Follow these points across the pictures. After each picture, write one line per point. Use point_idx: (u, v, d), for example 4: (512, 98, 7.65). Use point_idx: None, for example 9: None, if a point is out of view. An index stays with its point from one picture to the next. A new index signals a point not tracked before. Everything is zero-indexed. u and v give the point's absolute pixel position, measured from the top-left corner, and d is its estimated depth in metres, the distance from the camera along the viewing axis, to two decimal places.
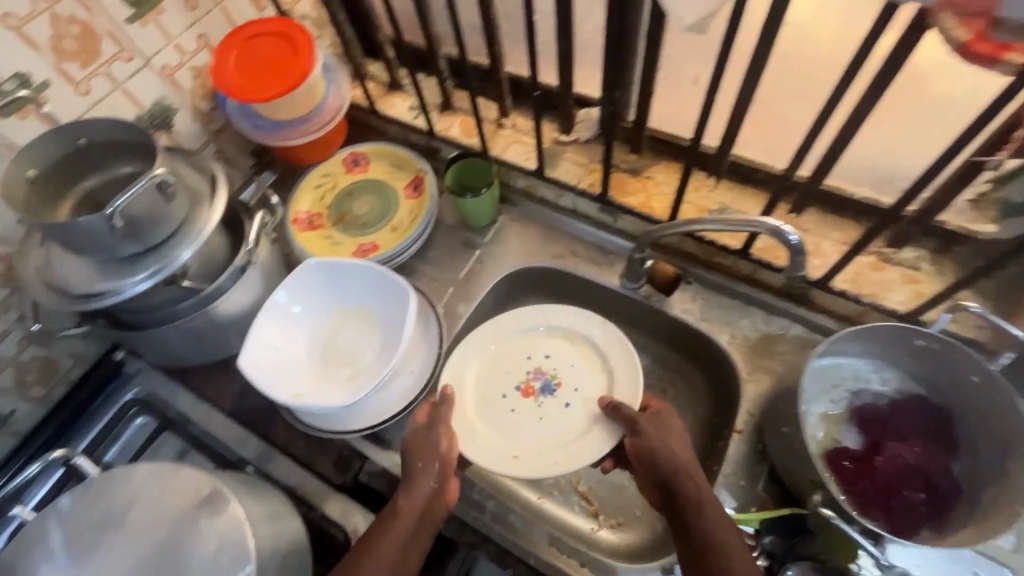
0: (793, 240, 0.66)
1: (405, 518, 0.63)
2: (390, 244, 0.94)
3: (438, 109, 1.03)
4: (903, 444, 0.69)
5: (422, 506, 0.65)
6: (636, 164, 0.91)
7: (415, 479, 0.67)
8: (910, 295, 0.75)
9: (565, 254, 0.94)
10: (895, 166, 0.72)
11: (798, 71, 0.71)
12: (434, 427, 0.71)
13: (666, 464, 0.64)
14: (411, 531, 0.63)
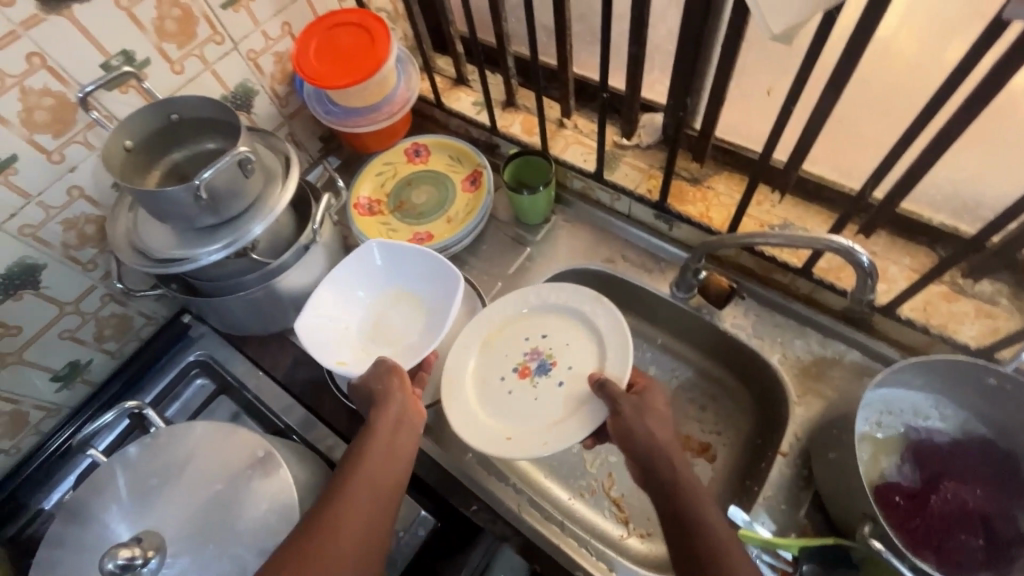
0: (864, 263, 0.64)
1: (376, 438, 0.65)
2: (444, 235, 0.96)
3: (500, 106, 1.05)
4: (964, 486, 0.65)
5: (392, 427, 0.66)
6: (698, 173, 0.89)
7: (381, 405, 0.68)
8: (983, 330, 0.71)
9: (615, 258, 0.94)
10: (980, 193, 0.68)
11: (882, 87, 0.68)
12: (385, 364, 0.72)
13: (645, 445, 0.65)
14: (386, 449, 0.64)
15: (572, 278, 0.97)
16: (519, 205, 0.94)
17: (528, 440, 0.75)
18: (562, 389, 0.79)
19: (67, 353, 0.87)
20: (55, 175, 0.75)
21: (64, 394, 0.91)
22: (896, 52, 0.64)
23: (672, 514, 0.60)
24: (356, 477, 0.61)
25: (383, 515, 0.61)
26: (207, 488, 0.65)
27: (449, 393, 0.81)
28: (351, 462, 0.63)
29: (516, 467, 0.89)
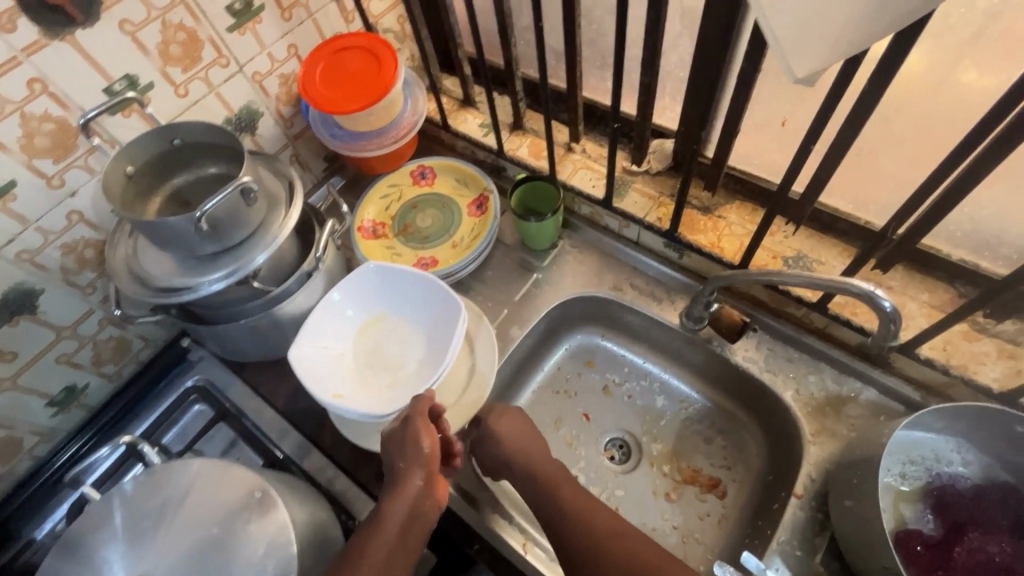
0: (887, 308, 0.61)
1: (389, 525, 0.63)
2: (450, 261, 0.95)
3: (508, 128, 1.03)
4: (990, 537, 0.63)
5: (405, 514, 0.64)
6: (709, 202, 0.87)
7: (402, 481, 0.66)
8: (1007, 372, 0.69)
9: (624, 286, 0.92)
10: (1004, 232, 0.66)
11: (903, 121, 0.66)
12: (415, 429, 0.68)
13: (507, 455, 0.76)
14: (398, 539, 0.63)
15: (579, 304, 0.95)
16: (529, 231, 0.92)
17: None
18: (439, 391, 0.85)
19: (63, 378, 0.85)
20: (55, 200, 0.73)
21: (59, 419, 0.89)
22: (920, 87, 0.62)
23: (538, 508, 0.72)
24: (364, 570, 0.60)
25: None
26: (202, 528, 0.63)
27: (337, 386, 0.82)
28: (362, 550, 0.62)
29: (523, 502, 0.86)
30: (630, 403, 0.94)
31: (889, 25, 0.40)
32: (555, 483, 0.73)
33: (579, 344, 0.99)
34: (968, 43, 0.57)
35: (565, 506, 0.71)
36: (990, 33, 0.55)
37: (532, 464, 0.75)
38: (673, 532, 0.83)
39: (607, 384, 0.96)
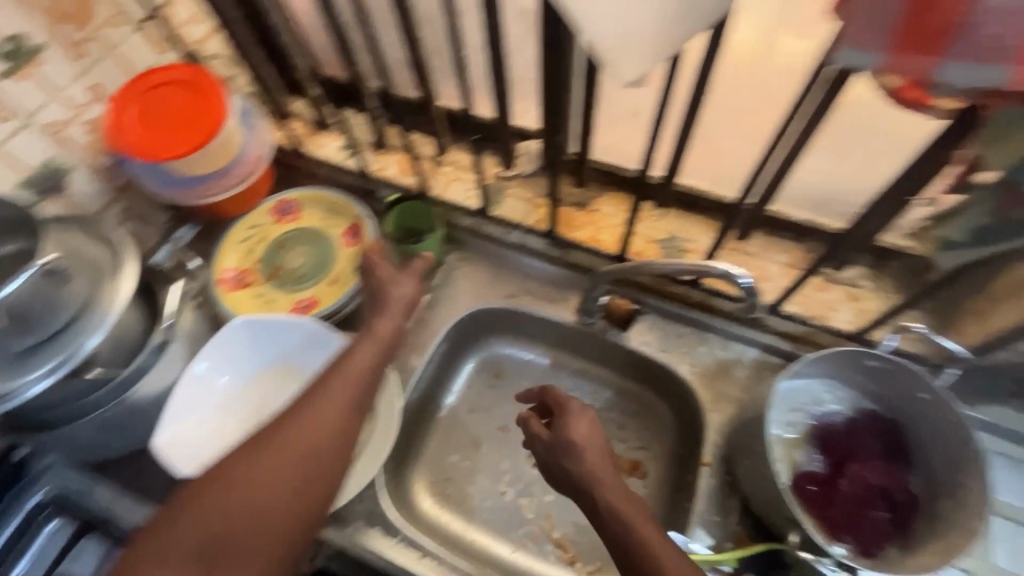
0: (745, 283, 0.66)
1: (362, 354, 0.64)
2: (331, 298, 0.87)
3: (371, 148, 0.98)
4: (864, 464, 0.71)
5: (379, 343, 0.66)
6: (582, 197, 0.89)
7: (383, 310, 0.69)
8: (854, 314, 0.78)
9: (518, 292, 0.91)
10: (832, 191, 0.73)
11: (737, 101, 0.70)
12: (411, 274, 0.74)
13: (568, 463, 0.60)
14: (368, 373, 0.63)
15: (475, 319, 0.92)
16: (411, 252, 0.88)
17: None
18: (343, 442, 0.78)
19: None
20: None
21: None
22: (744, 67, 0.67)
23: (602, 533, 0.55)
24: (329, 403, 0.59)
25: (347, 431, 0.59)
26: None
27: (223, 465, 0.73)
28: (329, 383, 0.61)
29: (450, 533, 0.86)
30: None
31: (697, 24, 0.42)
32: (625, 503, 0.55)
33: (485, 357, 0.97)
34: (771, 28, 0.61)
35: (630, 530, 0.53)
36: (790, 16, 0.60)
37: (600, 474, 0.58)
38: None
39: (520, 392, 0.95)
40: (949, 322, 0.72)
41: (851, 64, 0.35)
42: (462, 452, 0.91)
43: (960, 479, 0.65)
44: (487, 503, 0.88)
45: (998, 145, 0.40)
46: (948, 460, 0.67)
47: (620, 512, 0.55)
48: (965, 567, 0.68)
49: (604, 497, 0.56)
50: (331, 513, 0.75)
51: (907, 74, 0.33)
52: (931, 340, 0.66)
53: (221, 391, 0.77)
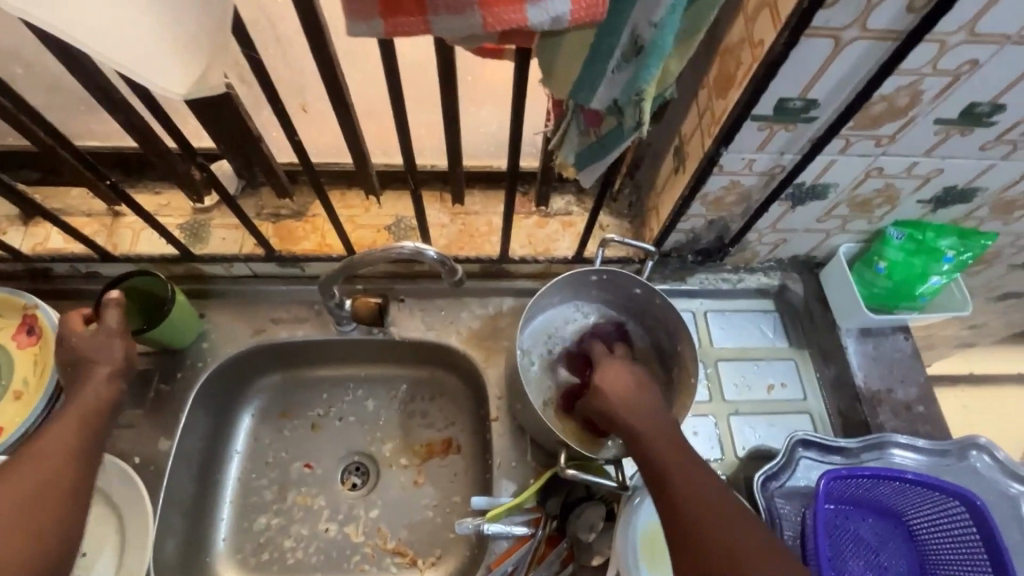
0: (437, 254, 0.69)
1: (64, 428, 0.57)
2: (18, 419, 0.70)
3: (21, 222, 0.79)
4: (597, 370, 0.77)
5: (82, 415, 0.59)
6: (296, 206, 0.83)
7: (84, 376, 0.62)
8: (572, 237, 0.85)
9: (266, 325, 0.83)
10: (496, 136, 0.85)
11: (373, 104, 0.85)
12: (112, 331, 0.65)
13: (622, 423, 0.61)
14: (72, 444, 0.57)
15: (225, 368, 0.82)
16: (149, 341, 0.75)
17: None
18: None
19: None
20: None
21: None
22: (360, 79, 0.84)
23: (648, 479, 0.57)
24: (16, 482, 0.53)
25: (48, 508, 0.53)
26: None
27: None
28: (23, 459, 0.55)
29: None
30: (344, 424, 0.89)
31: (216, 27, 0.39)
32: (677, 469, 0.55)
33: (263, 401, 0.88)
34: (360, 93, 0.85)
35: (684, 486, 0.54)
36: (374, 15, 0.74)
37: (647, 435, 0.58)
38: (435, 513, 0.84)
39: (313, 422, 0.88)
40: (641, 220, 0.83)
41: (361, 34, 0.35)
42: (268, 509, 0.83)
43: (680, 347, 0.77)
44: (311, 548, 0.82)
45: (548, 75, 0.45)
46: (671, 334, 0.78)
47: (666, 474, 0.55)
48: (706, 412, 0.81)
49: (653, 457, 0.57)
50: None
51: (408, 35, 0.34)
52: (628, 246, 0.74)
53: None
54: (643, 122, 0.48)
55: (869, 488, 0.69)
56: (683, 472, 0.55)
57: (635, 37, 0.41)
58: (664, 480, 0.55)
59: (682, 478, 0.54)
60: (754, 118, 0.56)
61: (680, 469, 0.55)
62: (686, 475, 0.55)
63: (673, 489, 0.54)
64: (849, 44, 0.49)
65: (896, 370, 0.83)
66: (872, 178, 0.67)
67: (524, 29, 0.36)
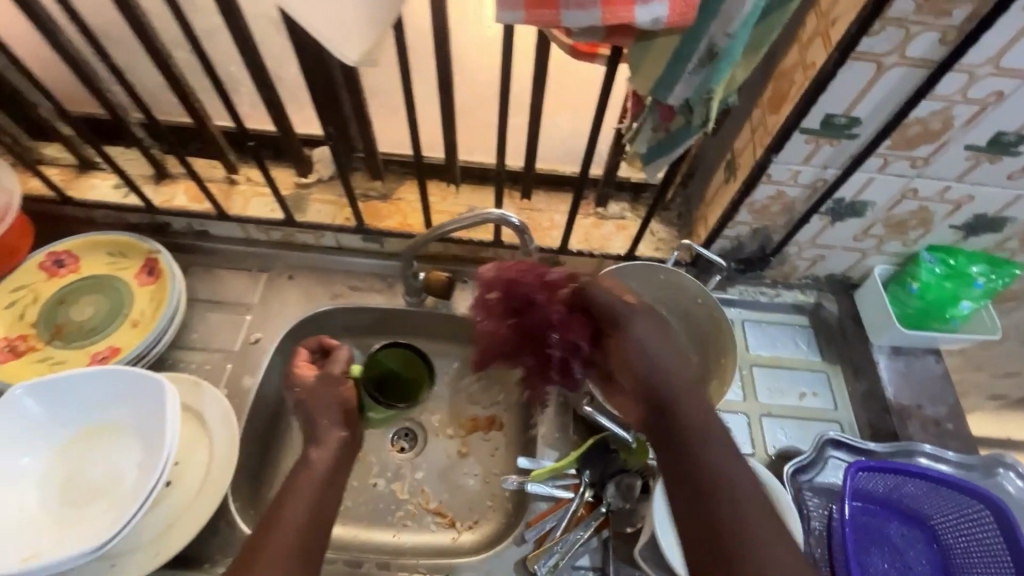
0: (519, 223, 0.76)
1: (303, 497, 0.60)
2: (134, 342, 0.80)
3: (152, 181, 0.91)
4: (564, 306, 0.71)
5: (322, 475, 0.64)
6: (383, 189, 0.93)
7: (320, 438, 0.68)
8: (625, 239, 0.92)
9: (343, 291, 0.93)
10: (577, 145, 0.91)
11: None
12: (331, 378, 0.74)
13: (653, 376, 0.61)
14: (313, 515, 0.59)
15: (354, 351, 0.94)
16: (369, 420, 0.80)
17: (139, 557, 0.66)
18: (178, 488, 0.70)
19: None
20: None
21: None
22: (467, 70, 0.86)
23: (694, 481, 0.54)
24: (287, 520, 0.57)
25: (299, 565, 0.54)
26: None
27: (30, 541, 0.63)
28: (288, 499, 0.59)
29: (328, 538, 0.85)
30: None
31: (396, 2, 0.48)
32: (735, 482, 0.53)
33: None
34: (465, 84, 0.87)
35: (739, 500, 0.52)
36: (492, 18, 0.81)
37: (704, 436, 0.56)
38: (475, 480, 0.90)
39: None
40: (690, 227, 0.91)
41: (507, 21, 0.46)
42: None
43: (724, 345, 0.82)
44: (359, 498, 0.88)
45: (636, 72, 0.55)
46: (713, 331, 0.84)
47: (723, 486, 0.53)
48: (736, 410, 0.86)
49: (708, 461, 0.54)
50: (182, 555, 0.70)
51: (543, 24, 0.45)
52: (699, 251, 0.82)
53: (13, 470, 0.67)
54: (708, 120, 0.58)
55: (893, 486, 0.74)
56: (740, 486, 0.52)
57: (712, 46, 0.50)
58: (718, 489, 0.52)
59: (742, 494, 0.52)
60: (802, 131, 0.66)
61: (735, 486, 0.52)
62: (744, 490, 0.52)
63: (724, 502, 0.52)
64: (889, 69, 0.58)
65: (925, 389, 0.87)
66: (907, 199, 0.74)
67: (629, 25, 0.46)
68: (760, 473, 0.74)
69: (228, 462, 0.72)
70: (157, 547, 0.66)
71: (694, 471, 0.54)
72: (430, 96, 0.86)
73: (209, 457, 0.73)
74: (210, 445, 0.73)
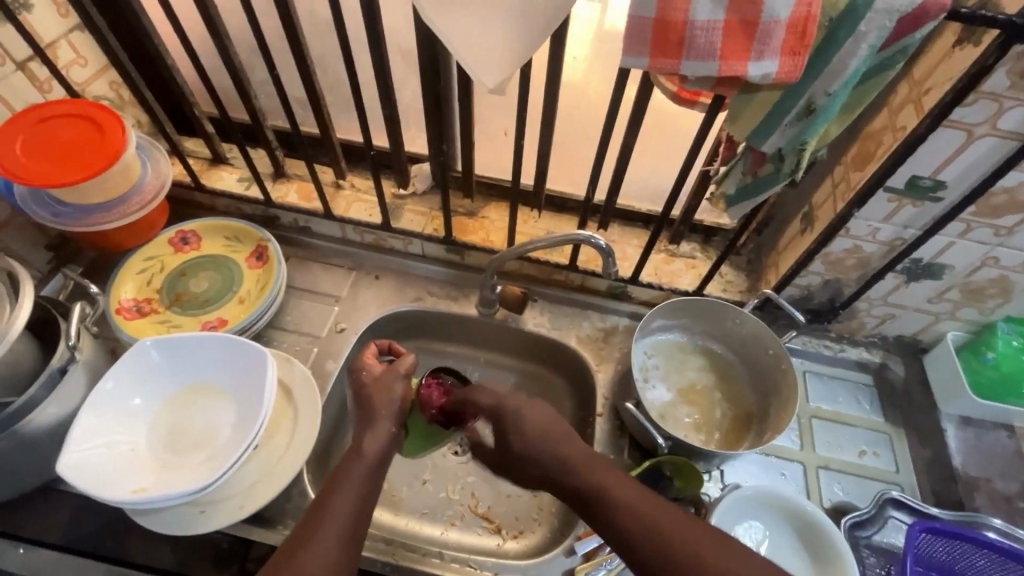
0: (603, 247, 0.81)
1: (352, 490, 0.61)
2: (239, 317, 0.90)
3: (271, 177, 1.01)
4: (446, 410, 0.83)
5: (372, 461, 0.65)
6: (471, 207, 1.01)
7: (372, 423, 0.68)
8: (694, 277, 0.96)
9: (423, 295, 1.00)
10: (657, 185, 0.97)
11: None
12: (394, 373, 0.75)
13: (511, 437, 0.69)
14: (356, 510, 0.60)
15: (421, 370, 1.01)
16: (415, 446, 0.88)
17: (225, 507, 0.72)
18: (264, 452, 0.77)
19: None
20: None
21: None
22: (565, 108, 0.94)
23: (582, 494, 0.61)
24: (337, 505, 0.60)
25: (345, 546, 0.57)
26: None
27: (138, 478, 0.71)
28: (338, 483, 0.62)
29: (381, 525, 0.89)
30: None
31: (538, 35, 0.54)
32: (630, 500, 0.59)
33: None
34: (561, 119, 0.95)
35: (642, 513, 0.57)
36: (597, 64, 0.89)
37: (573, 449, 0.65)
38: (525, 491, 0.92)
39: None
40: (760, 273, 0.94)
41: (631, 66, 0.52)
42: None
43: (784, 392, 0.84)
44: (412, 492, 0.92)
45: (735, 120, 0.60)
46: (774, 376, 0.86)
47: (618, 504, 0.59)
48: (794, 458, 0.86)
49: (603, 486, 0.60)
50: (258, 513, 0.76)
51: (664, 72, 0.52)
52: (776, 299, 0.84)
53: (130, 414, 0.75)
54: (798, 169, 0.62)
55: (958, 555, 0.74)
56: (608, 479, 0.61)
57: (811, 102, 0.56)
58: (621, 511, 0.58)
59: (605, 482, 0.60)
60: (886, 189, 0.69)
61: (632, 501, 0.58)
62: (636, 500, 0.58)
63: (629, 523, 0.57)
64: (978, 138, 0.61)
65: (996, 463, 0.86)
66: (987, 267, 0.75)
67: (739, 77, 0.52)
68: (817, 517, 0.75)
69: (309, 433, 0.79)
70: (242, 501, 0.73)
71: (600, 503, 0.59)
72: (529, 127, 0.94)
73: (293, 429, 0.79)
74: (296, 417, 0.79)
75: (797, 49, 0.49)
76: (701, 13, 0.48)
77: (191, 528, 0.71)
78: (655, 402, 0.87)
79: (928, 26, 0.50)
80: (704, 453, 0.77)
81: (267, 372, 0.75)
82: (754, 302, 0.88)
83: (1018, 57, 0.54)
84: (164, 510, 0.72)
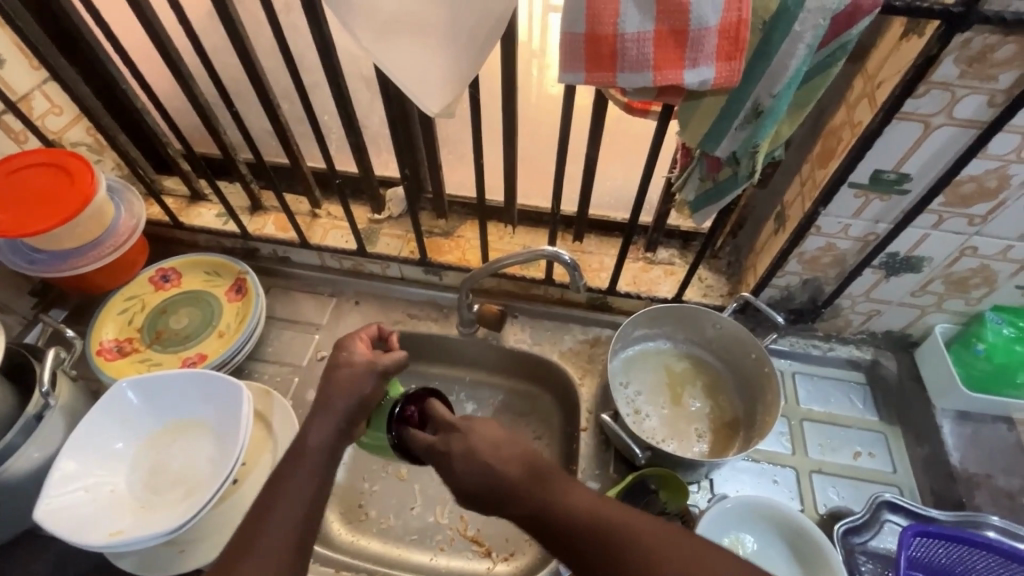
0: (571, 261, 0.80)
1: (295, 493, 0.60)
2: (219, 351, 0.90)
3: (248, 212, 1.02)
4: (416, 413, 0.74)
5: (316, 464, 0.63)
6: (446, 227, 1.01)
7: (320, 418, 0.67)
8: (673, 284, 0.94)
9: (403, 318, 1.00)
10: (630, 193, 0.97)
11: None
12: (371, 370, 0.72)
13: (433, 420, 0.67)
14: (304, 512, 0.59)
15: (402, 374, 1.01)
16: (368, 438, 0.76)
17: (204, 546, 0.72)
18: (241, 487, 0.76)
19: None
20: None
21: None
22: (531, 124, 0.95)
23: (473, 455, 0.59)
24: (280, 505, 0.59)
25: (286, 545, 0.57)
26: None
27: (117, 520, 0.71)
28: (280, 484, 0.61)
29: (370, 553, 0.88)
30: None
31: (474, 61, 0.55)
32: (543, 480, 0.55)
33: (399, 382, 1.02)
34: (528, 136, 0.96)
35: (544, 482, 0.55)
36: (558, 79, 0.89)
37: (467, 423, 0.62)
38: None
39: None
40: (740, 276, 0.93)
41: (570, 81, 0.53)
42: (371, 477, 0.93)
43: (769, 398, 0.82)
44: (400, 518, 0.90)
45: (684, 128, 0.59)
46: (760, 380, 0.84)
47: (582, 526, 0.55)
48: (787, 464, 0.83)
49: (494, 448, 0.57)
50: None
51: (601, 84, 0.52)
52: (756, 304, 0.82)
53: (110, 456, 0.75)
54: (754, 171, 0.61)
55: (954, 557, 0.72)
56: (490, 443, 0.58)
57: (757, 104, 0.55)
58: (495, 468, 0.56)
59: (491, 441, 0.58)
60: (850, 185, 0.68)
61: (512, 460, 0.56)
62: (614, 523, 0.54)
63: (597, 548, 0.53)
64: (937, 128, 0.60)
65: (997, 459, 0.83)
66: (966, 257, 0.73)
67: (678, 85, 0.52)
68: (806, 524, 0.73)
69: None
70: (221, 537, 0.73)
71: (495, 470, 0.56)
72: (497, 146, 0.95)
73: (273, 463, 0.78)
74: (274, 450, 0.79)
75: (732, 55, 0.48)
76: (630, 25, 0.48)
77: (170, 568, 0.71)
78: (636, 412, 0.85)
79: (863, 22, 0.50)
80: (687, 464, 0.75)
81: (242, 409, 0.74)
82: (734, 305, 0.86)
83: (963, 45, 0.53)
84: (146, 550, 0.72)
